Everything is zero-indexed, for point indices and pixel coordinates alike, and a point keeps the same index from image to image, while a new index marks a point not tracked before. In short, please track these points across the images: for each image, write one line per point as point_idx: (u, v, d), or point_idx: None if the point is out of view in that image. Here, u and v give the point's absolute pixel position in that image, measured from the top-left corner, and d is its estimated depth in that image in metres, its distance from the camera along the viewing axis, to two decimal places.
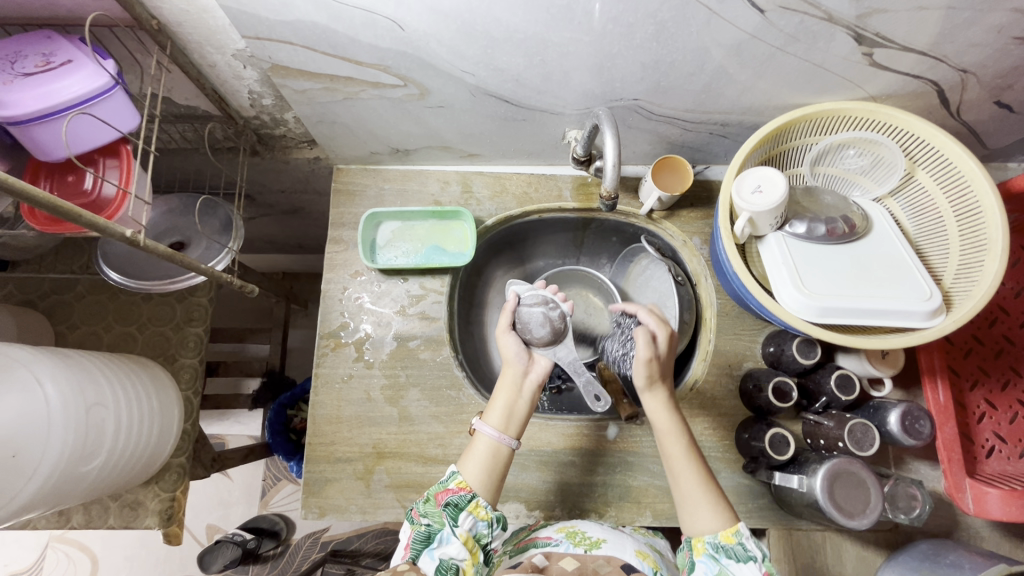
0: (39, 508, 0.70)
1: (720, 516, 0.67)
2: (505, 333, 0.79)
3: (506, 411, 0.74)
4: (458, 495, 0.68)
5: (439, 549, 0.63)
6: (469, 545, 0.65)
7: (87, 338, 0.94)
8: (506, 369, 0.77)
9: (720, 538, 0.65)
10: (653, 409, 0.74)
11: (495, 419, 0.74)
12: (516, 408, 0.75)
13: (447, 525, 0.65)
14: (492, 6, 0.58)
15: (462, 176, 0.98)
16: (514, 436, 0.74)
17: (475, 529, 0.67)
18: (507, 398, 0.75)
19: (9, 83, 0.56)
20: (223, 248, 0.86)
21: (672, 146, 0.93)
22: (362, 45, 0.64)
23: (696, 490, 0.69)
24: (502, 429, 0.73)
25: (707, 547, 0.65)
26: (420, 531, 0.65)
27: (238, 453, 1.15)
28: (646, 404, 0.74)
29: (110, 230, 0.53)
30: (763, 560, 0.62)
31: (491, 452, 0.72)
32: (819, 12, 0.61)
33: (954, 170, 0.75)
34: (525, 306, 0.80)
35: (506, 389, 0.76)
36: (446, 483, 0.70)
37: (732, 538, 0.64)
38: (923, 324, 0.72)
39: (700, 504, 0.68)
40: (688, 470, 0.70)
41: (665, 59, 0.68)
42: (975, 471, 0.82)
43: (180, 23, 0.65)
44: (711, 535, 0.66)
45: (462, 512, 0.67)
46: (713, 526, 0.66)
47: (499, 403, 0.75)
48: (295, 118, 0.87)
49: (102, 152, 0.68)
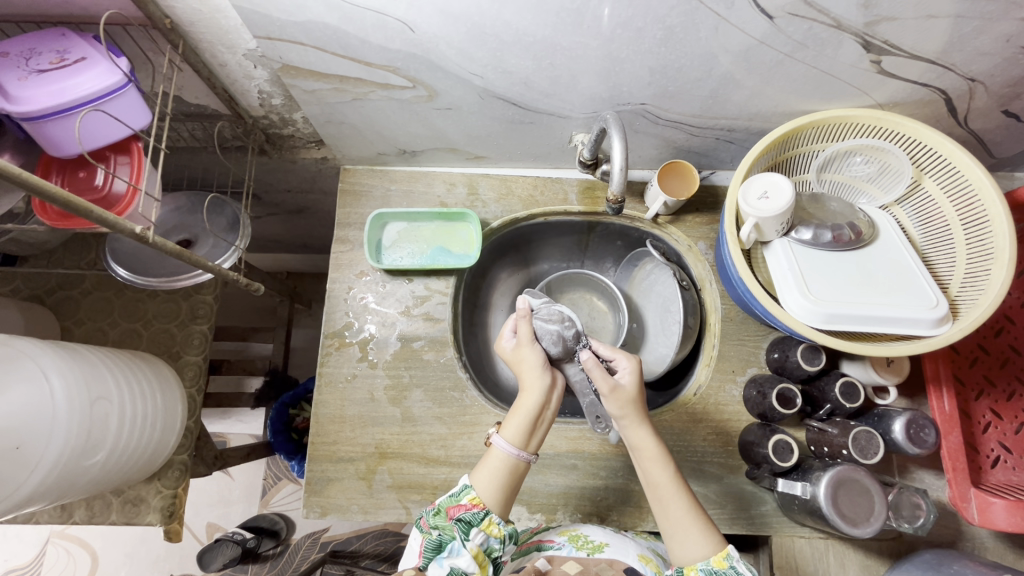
0: (44, 501, 0.71)
1: (709, 540, 0.65)
2: (523, 345, 0.77)
3: (525, 426, 0.71)
4: (471, 512, 0.66)
5: (449, 558, 0.64)
6: (478, 559, 0.64)
7: (92, 334, 0.94)
8: (531, 377, 0.74)
9: (712, 564, 0.63)
10: (637, 438, 0.70)
11: (513, 434, 0.70)
12: (537, 421, 0.72)
13: (458, 538, 0.65)
14: (502, 9, 0.59)
15: (469, 178, 0.99)
16: (530, 449, 0.72)
17: (486, 544, 0.65)
18: (529, 412, 0.72)
19: (23, 79, 0.57)
20: (231, 246, 0.86)
21: (678, 151, 0.93)
22: (372, 46, 0.65)
23: (685, 517, 0.67)
24: (520, 444, 0.71)
25: (701, 574, 0.62)
26: (431, 540, 0.66)
27: (239, 452, 1.15)
28: (634, 434, 0.71)
29: (120, 225, 0.54)
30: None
31: (506, 467, 0.70)
32: (828, 19, 0.61)
33: (961, 178, 0.75)
34: (540, 321, 0.79)
35: (528, 401, 0.72)
36: (457, 498, 0.68)
37: (724, 562, 0.63)
38: (930, 332, 0.72)
39: (691, 529, 0.66)
40: (676, 497, 0.68)
41: (673, 64, 0.69)
42: (980, 480, 0.81)
43: (192, 23, 0.66)
44: (703, 563, 0.63)
45: (474, 529, 0.65)
46: (704, 552, 0.64)
47: (519, 417, 0.72)
48: (304, 117, 0.87)
49: (114, 149, 0.68)
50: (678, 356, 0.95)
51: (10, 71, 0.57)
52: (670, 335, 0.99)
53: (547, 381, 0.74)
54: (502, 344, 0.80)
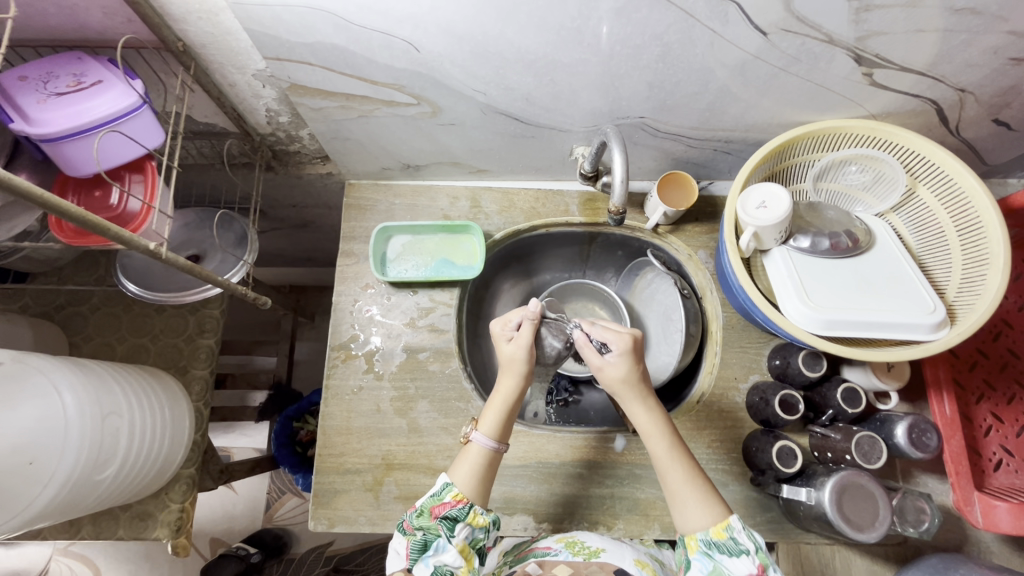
0: (53, 516, 0.71)
1: (712, 512, 0.67)
2: (518, 346, 0.76)
3: (501, 417, 0.74)
4: (456, 509, 0.67)
5: (435, 557, 0.66)
6: (464, 553, 0.66)
7: (100, 349, 0.95)
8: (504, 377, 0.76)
9: (712, 535, 0.65)
10: (639, 417, 0.73)
11: (489, 427, 0.73)
12: (510, 414, 0.75)
13: (443, 535, 0.67)
14: (505, 29, 0.61)
15: (471, 192, 1.00)
16: (506, 440, 0.75)
17: (471, 537, 0.68)
18: (502, 406, 0.74)
19: (42, 101, 0.59)
20: (239, 261, 0.88)
21: (677, 163, 0.95)
22: (378, 66, 0.67)
23: (683, 487, 0.69)
24: (495, 436, 0.73)
25: (701, 544, 0.66)
26: (416, 541, 0.67)
27: (244, 466, 1.16)
28: (630, 409, 0.74)
29: (136, 243, 0.55)
30: (755, 552, 0.63)
31: (484, 459, 0.72)
32: (820, 34, 0.63)
33: (955, 186, 0.77)
34: (548, 332, 0.83)
35: (504, 393, 0.75)
36: (441, 496, 0.69)
37: (723, 534, 0.65)
38: (928, 337, 0.73)
39: (688, 499, 0.68)
40: (674, 470, 0.70)
41: (670, 79, 0.71)
42: (983, 484, 0.82)
43: (204, 45, 0.68)
44: (702, 533, 0.66)
45: (459, 524, 0.67)
46: (705, 522, 0.66)
47: (495, 410, 0.74)
48: (309, 134, 0.89)
49: (129, 168, 0.70)
50: (681, 364, 0.96)
51: (29, 94, 0.59)
52: (672, 343, 1.00)
53: (528, 382, 0.76)
54: (500, 331, 0.79)
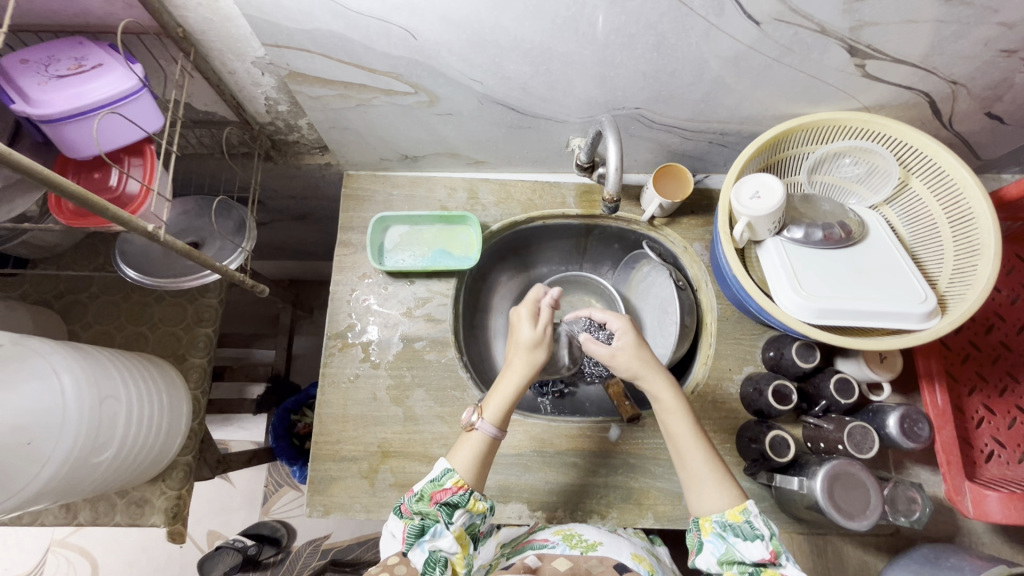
0: (51, 498, 0.72)
1: (729, 493, 0.68)
2: (528, 329, 0.77)
3: (503, 406, 0.74)
4: (457, 495, 0.68)
5: (431, 542, 0.66)
6: (460, 539, 0.68)
7: (99, 336, 0.96)
8: (514, 356, 0.77)
9: (727, 517, 0.66)
10: (661, 390, 0.74)
11: (493, 415, 0.73)
12: (513, 403, 0.75)
13: (442, 521, 0.67)
14: (500, 16, 0.62)
15: (469, 182, 1.01)
16: (505, 428, 0.75)
17: (469, 523, 0.69)
18: (507, 391, 0.74)
19: (43, 83, 0.60)
20: (237, 247, 0.89)
21: (673, 155, 0.95)
22: (376, 53, 0.67)
23: (702, 466, 0.69)
24: (497, 424, 0.73)
25: (715, 526, 0.66)
26: (413, 525, 0.67)
27: (240, 458, 1.15)
28: (651, 383, 0.74)
29: (134, 224, 0.56)
30: (769, 538, 0.63)
31: (485, 446, 0.73)
32: (813, 24, 0.63)
33: (947, 178, 0.77)
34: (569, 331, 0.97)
35: (505, 385, 0.75)
36: (441, 482, 0.69)
37: (739, 517, 0.65)
38: (919, 325, 0.74)
39: (708, 482, 0.68)
40: (696, 451, 0.70)
41: (665, 69, 0.71)
42: (974, 474, 0.83)
43: (204, 32, 0.69)
44: (717, 514, 0.67)
45: (459, 510, 0.68)
46: (721, 504, 0.67)
47: (498, 399, 0.74)
48: (308, 123, 0.90)
49: (128, 151, 0.71)
50: (676, 356, 0.97)
51: (30, 77, 0.60)
52: (667, 335, 1.01)
53: (535, 366, 0.76)
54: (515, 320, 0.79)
